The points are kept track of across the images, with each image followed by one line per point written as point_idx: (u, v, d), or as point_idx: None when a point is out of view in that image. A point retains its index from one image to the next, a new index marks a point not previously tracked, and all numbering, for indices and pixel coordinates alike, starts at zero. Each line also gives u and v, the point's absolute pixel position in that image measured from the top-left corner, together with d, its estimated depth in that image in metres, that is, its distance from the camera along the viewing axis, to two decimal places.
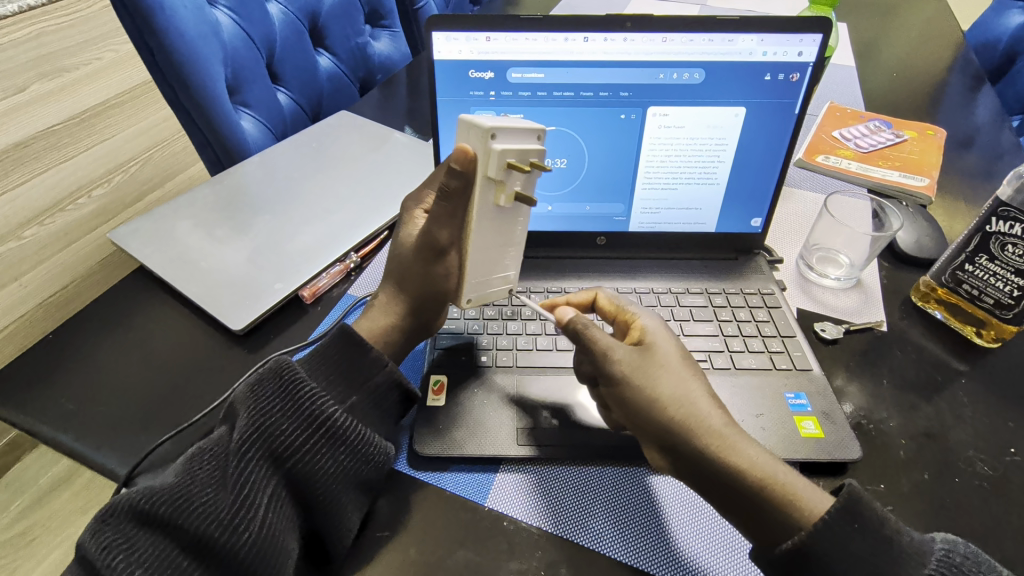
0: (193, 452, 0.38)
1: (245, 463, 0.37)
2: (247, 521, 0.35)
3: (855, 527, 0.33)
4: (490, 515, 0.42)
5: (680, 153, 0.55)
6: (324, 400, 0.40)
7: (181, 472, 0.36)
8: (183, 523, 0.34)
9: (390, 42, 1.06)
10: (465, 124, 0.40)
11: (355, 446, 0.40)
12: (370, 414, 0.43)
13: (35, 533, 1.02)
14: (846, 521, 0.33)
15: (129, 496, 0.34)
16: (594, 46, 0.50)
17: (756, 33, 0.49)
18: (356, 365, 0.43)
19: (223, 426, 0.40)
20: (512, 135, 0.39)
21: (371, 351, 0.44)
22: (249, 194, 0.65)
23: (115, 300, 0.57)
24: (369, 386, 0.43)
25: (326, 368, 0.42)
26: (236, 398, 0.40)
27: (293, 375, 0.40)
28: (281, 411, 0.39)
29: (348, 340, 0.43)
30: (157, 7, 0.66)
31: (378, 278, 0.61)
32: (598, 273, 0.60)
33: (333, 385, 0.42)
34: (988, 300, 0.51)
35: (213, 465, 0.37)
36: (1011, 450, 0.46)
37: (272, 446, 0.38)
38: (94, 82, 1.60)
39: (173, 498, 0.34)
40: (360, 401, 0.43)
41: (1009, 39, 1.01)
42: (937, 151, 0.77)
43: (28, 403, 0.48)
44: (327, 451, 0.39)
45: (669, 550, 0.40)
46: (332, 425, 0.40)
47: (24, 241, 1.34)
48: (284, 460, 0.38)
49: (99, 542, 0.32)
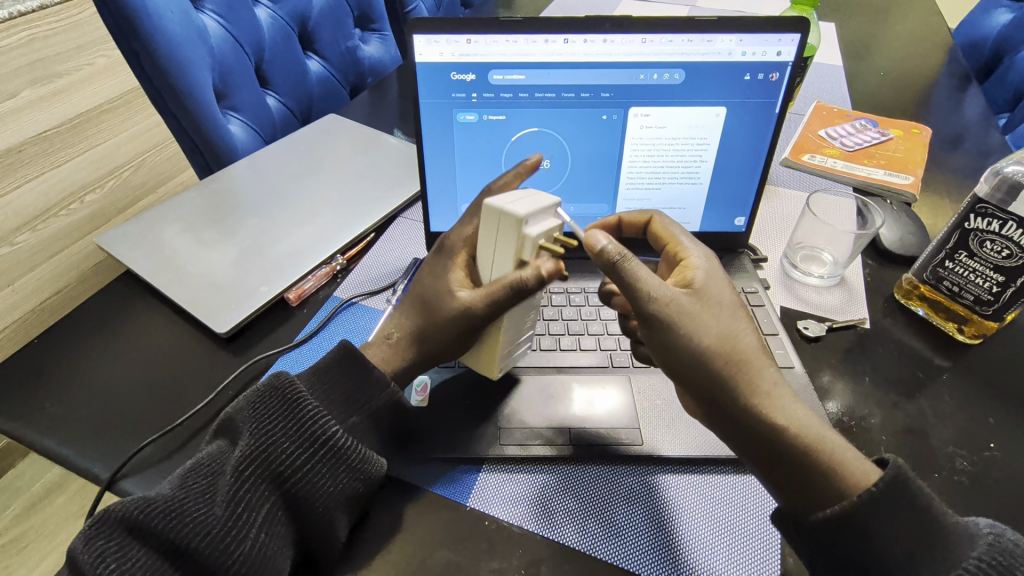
0: (189, 465, 0.38)
1: (242, 479, 0.37)
2: (240, 539, 0.36)
3: (903, 503, 0.34)
4: (472, 514, 0.43)
5: (663, 152, 0.55)
6: (325, 420, 0.40)
7: (177, 485, 0.36)
8: (178, 539, 0.34)
9: (380, 45, 1.07)
10: (492, 211, 0.38)
11: (354, 464, 0.40)
12: (370, 434, 0.43)
13: (28, 539, 1.02)
14: (893, 498, 0.34)
15: (123, 506, 0.34)
16: (574, 48, 0.50)
17: (735, 33, 0.49)
18: (358, 385, 0.43)
19: (219, 441, 0.40)
20: (540, 216, 0.38)
21: (373, 371, 0.44)
22: (236, 198, 0.65)
23: (101, 304, 0.57)
24: (369, 408, 0.43)
25: (326, 387, 0.43)
26: (235, 413, 0.40)
27: (294, 393, 0.40)
28: (282, 429, 0.39)
29: (352, 358, 0.44)
30: (142, 12, 0.66)
31: (364, 280, 0.62)
32: (582, 273, 0.61)
33: (334, 405, 0.42)
34: (969, 296, 0.51)
35: (210, 479, 0.37)
36: (991, 445, 0.47)
37: (273, 463, 0.38)
38: (85, 88, 1.67)
39: (168, 511, 0.34)
40: (360, 420, 0.43)
41: (996, 37, 1.01)
42: (923, 148, 0.78)
43: (10, 407, 0.48)
44: (326, 471, 0.39)
45: (658, 550, 0.41)
46: (332, 445, 0.40)
47: (16, 247, 1.35)
48: (284, 480, 0.38)
49: (90, 551, 0.32)
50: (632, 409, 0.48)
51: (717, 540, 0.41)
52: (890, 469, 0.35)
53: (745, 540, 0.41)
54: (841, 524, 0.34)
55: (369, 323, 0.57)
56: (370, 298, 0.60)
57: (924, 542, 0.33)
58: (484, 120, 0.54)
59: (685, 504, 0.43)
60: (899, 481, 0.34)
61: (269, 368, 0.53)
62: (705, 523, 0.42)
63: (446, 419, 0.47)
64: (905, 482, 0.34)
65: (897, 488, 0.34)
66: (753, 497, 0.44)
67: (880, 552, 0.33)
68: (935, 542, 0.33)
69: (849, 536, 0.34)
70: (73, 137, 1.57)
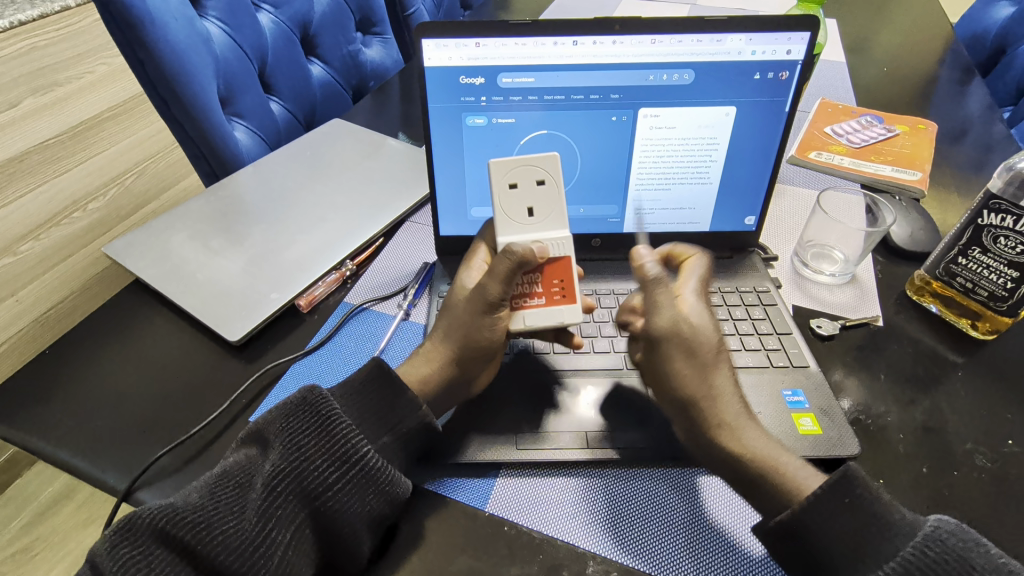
0: (217, 474, 0.38)
1: (273, 495, 0.37)
2: (267, 557, 0.36)
3: (847, 501, 0.36)
4: (491, 520, 0.42)
5: (674, 152, 0.55)
6: (357, 439, 0.40)
7: (205, 494, 0.37)
8: (205, 551, 0.34)
9: (382, 49, 1.07)
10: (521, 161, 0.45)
11: (383, 486, 0.40)
12: (400, 456, 0.42)
13: (37, 549, 1.02)
14: (838, 496, 0.36)
15: (152, 513, 0.34)
16: (583, 50, 0.50)
17: (744, 33, 0.49)
18: (391, 407, 0.42)
19: (248, 450, 0.40)
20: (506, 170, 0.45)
21: (407, 393, 0.43)
22: (245, 205, 0.65)
23: (110, 314, 0.57)
24: (400, 429, 0.42)
25: (361, 406, 0.42)
26: (266, 427, 0.40)
27: (328, 409, 0.40)
28: (313, 445, 0.39)
29: (383, 376, 0.43)
30: (147, 20, 0.66)
31: (373, 285, 0.61)
32: (596, 275, 0.60)
33: (366, 425, 0.42)
34: (982, 292, 0.51)
35: (239, 490, 0.38)
36: (1010, 441, 0.47)
37: (304, 480, 0.38)
38: (85, 96, 1.67)
39: (195, 524, 0.35)
40: (390, 441, 0.42)
41: (998, 30, 1.01)
42: (929, 143, 0.78)
43: (23, 420, 0.48)
44: (356, 491, 0.39)
45: (644, 543, 0.41)
46: (362, 465, 0.40)
47: (20, 256, 1.35)
48: (314, 497, 0.38)
49: (113, 559, 0.33)
50: None
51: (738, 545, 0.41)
52: (839, 472, 0.37)
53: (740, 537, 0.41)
54: (790, 529, 0.37)
55: (381, 329, 0.57)
56: (381, 303, 0.60)
57: (865, 542, 0.35)
58: (492, 123, 0.53)
59: (704, 508, 0.43)
60: (844, 482, 0.37)
61: (281, 375, 0.52)
62: (728, 533, 0.42)
63: (468, 425, 0.47)
64: (852, 481, 0.37)
65: (843, 487, 0.36)
66: None
67: (826, 549, 0.36)
68: (882, 537, 0.35)
69: (798, 538, 0.37)
70: (74, 145, 1.57)
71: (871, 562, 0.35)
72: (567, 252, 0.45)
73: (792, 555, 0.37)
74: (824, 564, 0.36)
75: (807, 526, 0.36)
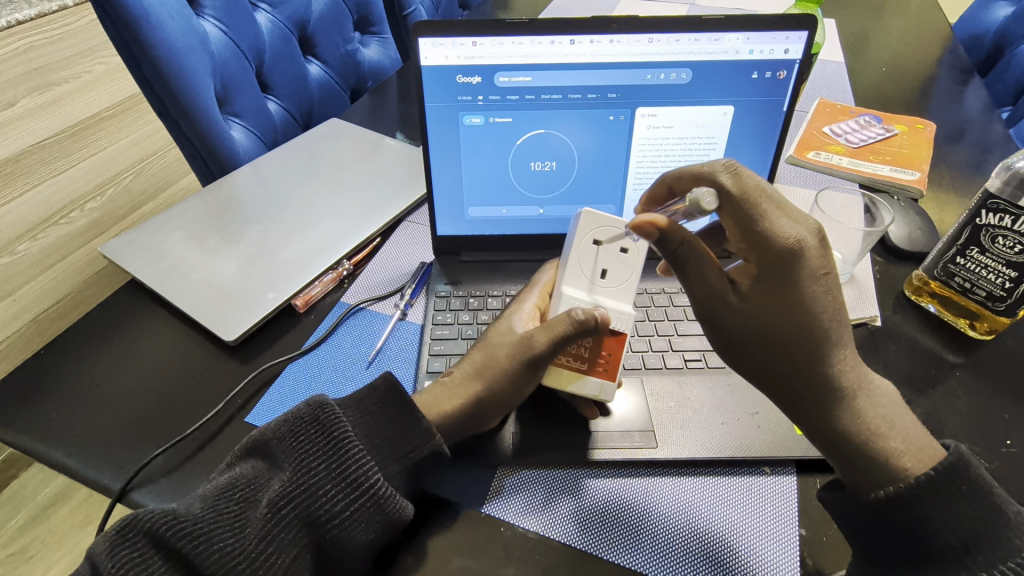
0: (223, 485, 0.38)
1: (278, 516, 0.37)
2: None
3: (964, 488, 0.34)
4: (488, 520, 0.42)
5: (670, 151, 0.55)
6: (367, 464, 0.39)
7: (208, 505, 0.36)
8: (203, 566, 0.34)
9: (380, 48, 1.07)
10: (604, 219, 0.46)
11: (388, 514, 0.39)
12: (407, 483, 0.42)
13: (34, 549, 1.01)
14: (953, 481, 0.35)
15: (155, 518, 0.34)
16: (581, 49, 0.50)
17: (742, 31, 0.49)
18: (403, 432, 0.42)
19: (254, 461, 0.40)
20: (597, 222, 0.46)
21: (421, 420, 0.42)
22: (241, 205, 0.65)
23: (105, 314, 0.56)
24: (411, 457, 0.42)
25: (372, 427, 0.42)
26: (275, 442, 0.40)
27: (339, 428, 0.40)
28: (322, 465, 0.39)
29: (397, 399, 0.43)
30: (143, 18, 0.66)
31: (370, 286, 0.61)
32: None
33: (376, 449, 0.41)
34: (980, 292, 0.51)
35: (243, 505, 0.37)
36: (1008, 442, 0.46)
37: (310, 502, 0.38)
38: (83, 96, 1.67)
39: (197, 534, 0.34)
40: (400, 470, 0.41)
41: (996, 30, 1.01)
42: (927, 143, 0.78)
43: (15, 419, 0.48)
44: (361, 517, 0.38)
45: (644, 546, 0.41)
46: (369, 491, 0.39)
47: (17, 256, 1.35)
48: (318, 522, 0.38)
49: (113, 560, 0.32)
50: (646, 412, 0.48)
51: (741, 560, 0.40)
52: (951, 454, 0.35)
53: (744, 556, 0.40)
54: (894, 503, 0.36)
55: (379, 329, 0.57)
56: (378, 303, 0.59)
57: (979, 532, 0.33)
58: (490, 122, 0.53)
59: (709, 522, 0.42)
60: (959, 466, 0.35)
61: (278, 375, 0.52)
62: (733, 549, 0.41)
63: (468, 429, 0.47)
64: (967, 468, 0.35)
65: (958, 471, 0.35)
66: (772, 499, 0.43)
67: (938, 533, 0.34)
68: (995, 529, 0.33)
69: (901, 516, 0.36)
70: (72, 144, 1.57)
71: (981, 557, 0.33)
72: (626, 329, 0.44)
73: (892, 537, 0.36)
74: (927, 545, 0.35)
75: (915, 504, 0.35)
